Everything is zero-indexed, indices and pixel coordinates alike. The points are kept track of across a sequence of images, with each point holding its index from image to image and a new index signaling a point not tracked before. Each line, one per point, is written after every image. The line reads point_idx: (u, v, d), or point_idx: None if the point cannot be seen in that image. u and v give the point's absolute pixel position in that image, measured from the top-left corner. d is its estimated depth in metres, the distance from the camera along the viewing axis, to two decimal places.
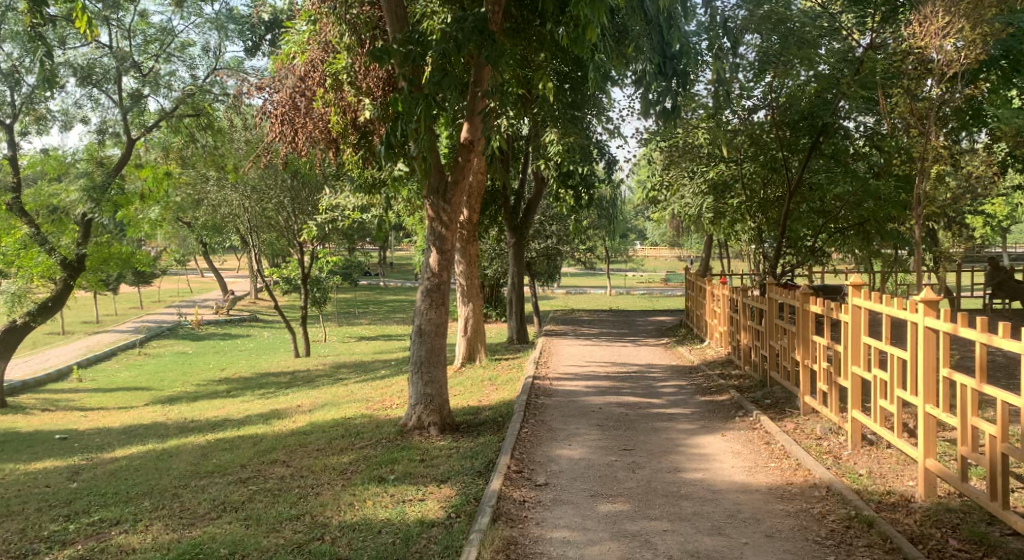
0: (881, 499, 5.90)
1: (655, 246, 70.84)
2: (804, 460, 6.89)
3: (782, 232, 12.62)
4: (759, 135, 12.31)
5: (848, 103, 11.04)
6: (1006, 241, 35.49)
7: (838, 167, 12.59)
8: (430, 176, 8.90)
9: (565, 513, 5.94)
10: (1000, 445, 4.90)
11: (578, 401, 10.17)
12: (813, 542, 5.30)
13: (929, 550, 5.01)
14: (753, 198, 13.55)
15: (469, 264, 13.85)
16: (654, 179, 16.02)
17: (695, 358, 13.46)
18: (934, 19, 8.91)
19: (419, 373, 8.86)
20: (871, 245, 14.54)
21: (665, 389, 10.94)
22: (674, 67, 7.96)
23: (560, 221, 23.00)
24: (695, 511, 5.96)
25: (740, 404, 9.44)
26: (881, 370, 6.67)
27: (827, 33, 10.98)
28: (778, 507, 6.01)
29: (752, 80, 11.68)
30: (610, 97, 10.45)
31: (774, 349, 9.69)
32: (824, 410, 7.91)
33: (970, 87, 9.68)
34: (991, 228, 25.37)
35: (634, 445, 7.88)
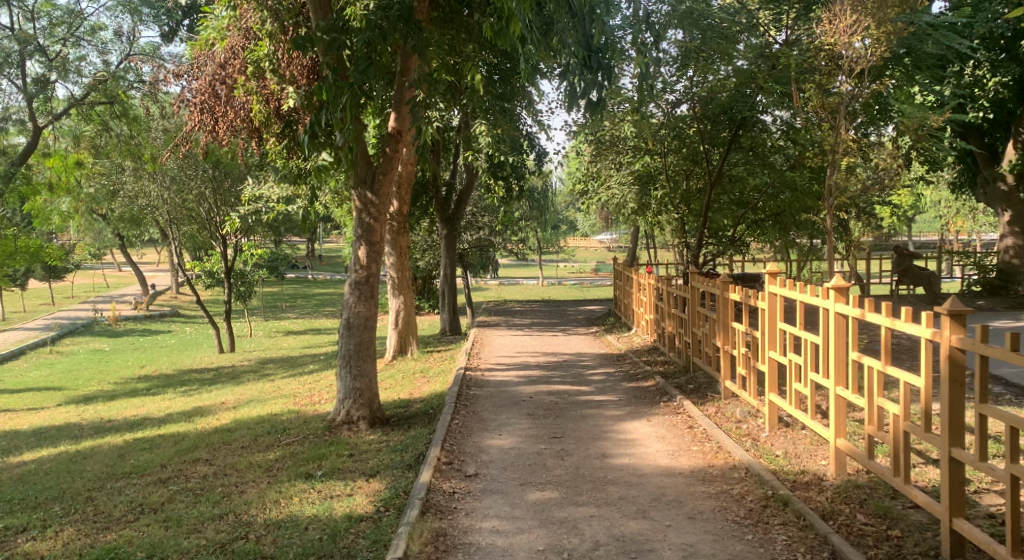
0: (796, 478, 6.16)
1: (584, 237, 71.72)
2: (724, 442, 7.14)
3: (703, 222, 13.04)
4: (681, 127, 12.59)
5: (766, 98, 11.50)
6: (912, 230, 37.30)
7: (756, 159, 13.01)
8: (357, 167, 8.80)
9: (494, 503, 6.01)
10: (902, 423, 5.17)
11: (508, 391, 10.26)
12: (732, 522, 5.50)
13: (839, 526, 5.26)
14: (677, 190, 13.93)
15: (400, 256, 13.88)
16: (583, 171, 16.29)
17: (623, 346, 13.74)
18: (843, 16, 9.39)
19: (348, 367, 8.79)
20: (787, 235, 15.12)
21: (593, 377, 11.13)
22: (599, 61, 7.95)
23: (491, 212, 23.09)
24: (621, 495, 6.11)
25: (665, 390, 9.69)
26: (796, 354, 6.93)
27: (746, 28, 11.38)
28: (700, 489, 6.21)
29: (675, 74, 11.99)
30: (539, 89, 10.50)
31: (696, 336, 9.97)
32: (744, 394, 8.18)
33: (875, 82, 10.11)
34: (898, 219, 26.63)
35: (562, 433, 8.01)
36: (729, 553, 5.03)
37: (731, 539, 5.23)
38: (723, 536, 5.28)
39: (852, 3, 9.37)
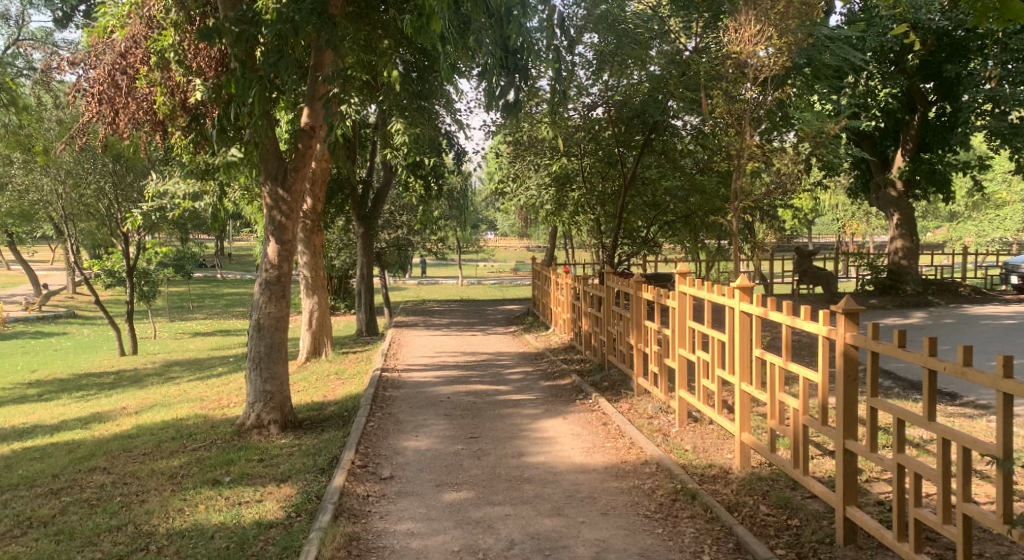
0: (704, 472, 6.35)
1: (502, 237, 72.00)
2: (636, 439, 7.30)
3: (618, 224, 13.31)
4: (595, 129, 12.90)
5: (676, 104, 11.75)
6: (813, 232, 38.99)
7: (666, 161, 13.42)
8: (268, 163, 8.60)
9: (409, 505, 5.97)
10: (801, 417, 5.38)
11: (425, 392, 10.20)
12: (643, 517, 5.63)
13: (743, 517, 5.44)
14: (594, 192, 14.08)
15: (314, 255, 13.60)
16: (501, 170, 16.30)
17: (540, 345, 13.88)
18: (748, 26, 9.74)
19: (258, 370, 8.56)
20: (697, 237, 15.50)
21: (511, 376, 11.19)
22: (515, 62, 8.08)
23: (410, 211, 22.87)
24: (536, 493, 6.17)
25: (581, 388, 9.83)
26: (704, 352, 7.13)
27: (658, 35, 11.41)
28: (613, 484, 6.33)
29: (590, 78, 12.21)
30: (456, 87, 10.46)
31: (611, 334, 10.15)
32: (655, 390, 8.38)
33: (777, 90, 10.54)
34: (800, 221, 27.80)
35: (479, 433, 8.02)
36: (640, 547, 5.14)
37: (642, 534, 5.35)
38: (635, 531, 5.40)
39: (756, 14, 9.74)
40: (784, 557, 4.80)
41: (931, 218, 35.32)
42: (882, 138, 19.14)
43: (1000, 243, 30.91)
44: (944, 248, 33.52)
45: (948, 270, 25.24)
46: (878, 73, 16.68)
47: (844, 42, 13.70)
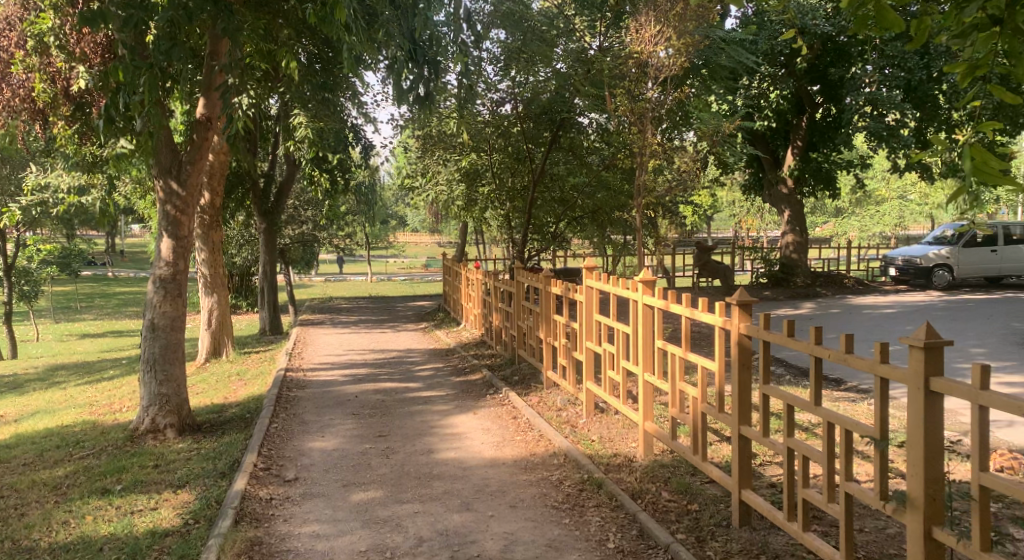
0: (609, 461, 6.49)
1: (411, 233, 71.53)
2: (545, 431, 7.38)
3: (527, 221, 13.44)
4: (505, 126, 12.95)
5: (582, 102, 11.94)
6: (712, 227, 40.43)
7: (573, 159, 13.68)
8: (161, 155, 8.26)
9: (315, 507, 5.85)
10: (699, 405, 5.56)
11: (332, 391, 10.02)
12: (551, 508, 5.70)
13: (646, 503, 5.58)
14: (503, 187, 14.11)
15: (212, 251, 13.09)
16: (410, 165, 16.14)
17: (451, 341, 13.85)
18: (649, 27, 10.04)
19: (152, 373, 8.21)
20: (603, 233, 15.41)
21: (421, 373, 11.14)
22: (426, 55, 7.87)
23: (315, 206, 22.39)
24: (445, 490, 6.15)
25: (491, 382, 9.88)
26: (609, 344, 7.27)
27: (563, 33, 11.73)
28: (522, 477, 6.39)
29: (498, 74, 12.32)
30: (362, 80, 10.30)
31: (521, 329, 10.22)
32: (563, 383, 8.50)
33: (678, 90, 10.85)
34: (700, 217, 28.78)
35: (388, 431, 7.93)
36: (547, 538, 5.20)
37: (550, 524, 5.42)
38: (543, 522, 5.46)
39: (656, 15, 10.04)
40: (685, 541, 4.93)
41: (819, 215, 37.13)
42: (773, 138, 19.93)
43: (879, 236, 32.82)
44: (830, 242, 35.33)
45: (834, 263, 26.63)
46: (770, 74, 17.22)
47: (738, 45, 14.25)
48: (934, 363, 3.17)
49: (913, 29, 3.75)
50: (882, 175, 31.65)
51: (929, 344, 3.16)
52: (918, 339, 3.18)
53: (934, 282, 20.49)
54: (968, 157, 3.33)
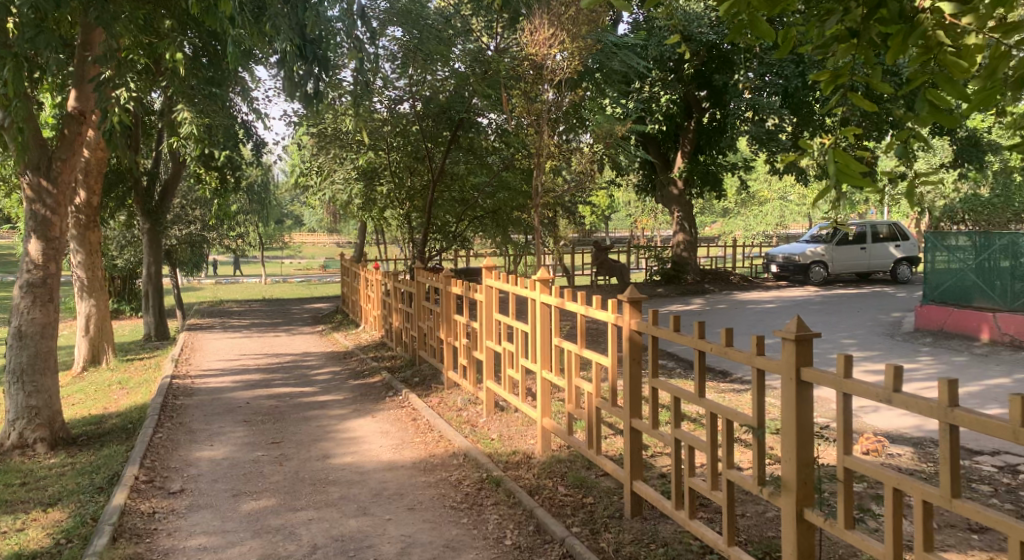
0: (508, 459, 6.53)
1: (308, 233, 69.99)
2: (445, 432, 7.36)
3: (427, 220, 13.36)
4: (405, 126, 12.93)
5: (480, 100, 12.01)
6: (609, 226, 41.38)
7: (473, 158, 13.71)
8: (28, 150, 7.67)
9: (202, 518, 5.63)
10: (594, 400, 5.67)
11: (222, 398, 9.67)
12: (449, 508, 5.69)
13: (543, 499, 5.64)
14: (401, 187, 13.93)
15: (90, 253, 12.36)
16: (303, 163, 15.77)
17: (349, 342, 13.63)
18: (542, 30, 10.10)
19: (19, 384, 7.71)
20: (504, 235, 15.17)
21: (317, 377, 10.90)
22: (315, 51, 7.71)
23: (204, 205, 21.57)
24: (341, 495, 6.05)
25: (390, 385, 9.77)
26: (509, 342, 7.31)
27: (460, 34, 11.74)
28: (421, 479, 6.35)
29: (396, 71, 12.17)
30: (252, 74, 9.99)
31: (422, 329, 10.16)
32: (464, 383, 8.49)
33: (572, 92, 11.04)
34: (597, 217, 29.46)
35: (282, 438, 7.72)
36: (445, 539, 5.18)
37: (447, 525, 5.41)
38: (441, 523, 5.44)
39: (550, 17, 10.14)
40: (579, 533, 5.01)
41: (708, 215, 38.55)
42: (664, 141, 20.50)
43: (762, 235, 34.39)
44: (719, 241, 36.82)
45: (722, 260, 27.74)
46: (659, 79, 17.77)
47: (630, 49, 14.66)
48: (804, 354, 3.35)
49: (783, 38, 3.93)
50: (765, 177, 33.15)
51: (800, 336, 3.35)
52: (790, 332, 3.36)
53: (811, 278, 21.63)
54: (832, 160, 3.55)
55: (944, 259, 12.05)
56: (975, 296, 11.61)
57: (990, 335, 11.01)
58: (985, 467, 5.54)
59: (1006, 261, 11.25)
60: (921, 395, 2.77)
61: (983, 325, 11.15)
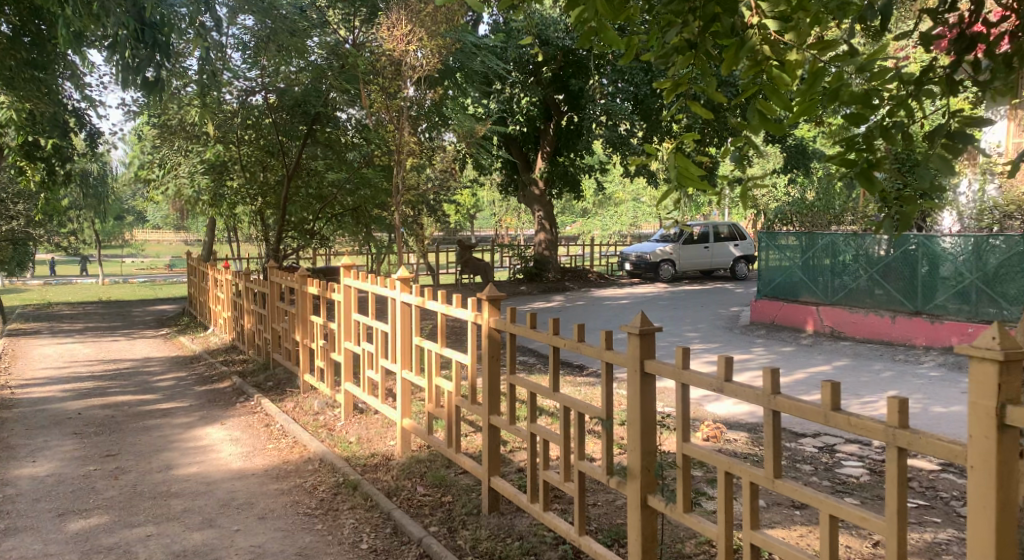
0: (366, 462, 6.44)
1: (156, 232, 66.15)
2: (300, 437, 7.16)
3: (282, 217, 12.95)
4: (256, 117, 12.56)
5: (337, 94, 11.86)
6: (472, 225, 41.72)
7: (331, 154, 13.31)
8: None
9: (22, 542, 5.20)
10: (453, 399, 5.67)
11: (49, 409, 8.95)
12: (303, 515, 5.55)
13: (400, 500, 5.60)
14: (253, 181, 13.37)
15: None
16: (144, 156, 14.80)
17: (197, 346, 12.96)
18: (400, 26, 9.96)
19: None
20: (366, 233, 14.86)
21: (160, 383, 10.31)
22: (155, 37, 7.24)
23: (29, 199, 19.87)
24: (184, 507, 5.76)
25: (241, 390, 9.39)
26: (368, 343, 7.18)
27: (317, 26, 11.42)
28: (273, 486, 6.15)
29: (247, 61, 11.74)
30: (83, 57, 9.28)
31: (276, 331, 9.83)
32: (320, 386, 8.28)
33: (432, 89, 10.96)
34: (460, 215, 29.65)
35: (118, 450, 7.24)
36: (297, 547, 5.04)
37: (301, 532, 5.27)
38: (293, 531, 5.29)
39: (407, 13, 10.03)
40: (437, 533, 5.02)
41: (567, 215, 39.55)
42: (524, 142, 20.78)
43: (617, 234, 35.71)
44: (578, 240, 37.94)
45: (580, 259, 28.57)
46: (519, 81, 18.03)
47: (489, 50, 14.82)
48: (648, 347, 3.53)
49: (630, 47, 4.13)
50: (619, 179, 34.48)
51: (644, 331, 3.51)
52: (635, 326, 3.52)
53: (661, 275, 22.65)
54: (674, 165, 3.73)
55: (776, 257, 12.97)
56: (801, 292, 12.54)
57: (814, 327, 12.08)
58: (807, 447, 6.04)
59: (827, 260, 12.10)
60: (748, 384, 2.98)
61: (809, 318, 12.22)
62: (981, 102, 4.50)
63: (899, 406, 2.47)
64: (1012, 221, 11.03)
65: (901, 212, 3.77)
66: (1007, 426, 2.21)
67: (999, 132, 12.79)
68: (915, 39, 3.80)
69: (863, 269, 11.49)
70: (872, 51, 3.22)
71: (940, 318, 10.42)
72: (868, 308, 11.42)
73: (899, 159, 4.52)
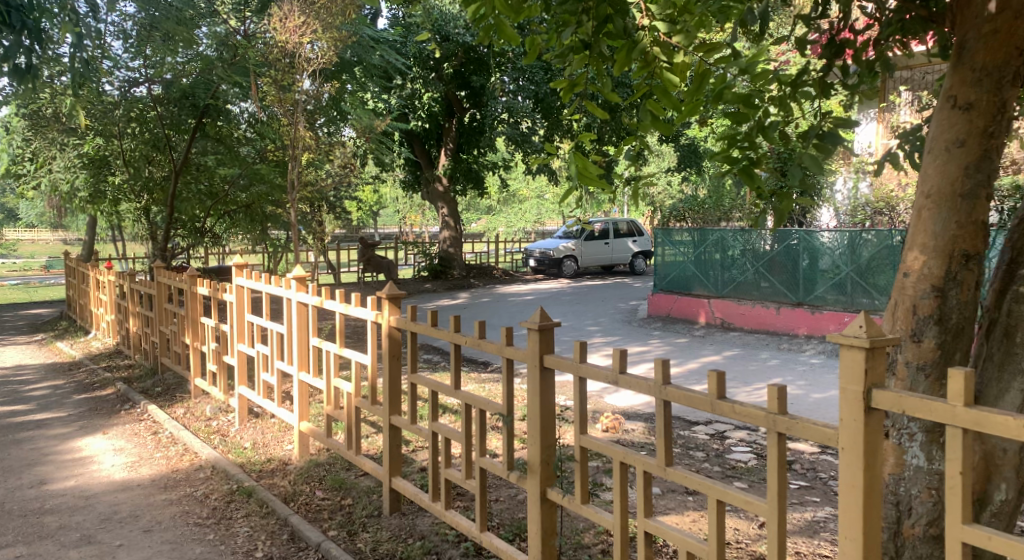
0: (262, 468, 6.25)
1: (34, 232, 62.19)
2: (190, 444, 6.89)
3: (169, 213, 12.40)
4: (141, 110, 11.79)
5: (228, 87, 11.46)
6: (374, 222, 41.20)
7: (222, 149, 12.84)
8: None
9: None
10: (353, 401, 5.57)
11: None
12: (193, 525, 5.34)
13: (298, 506, 5.46)
14: (137, 176, 12.70)
15: None
16: (14, 149, 13.84)
17: (78, 352, 12.26)
18: (293, 17, 9.71)
19: None
20: (262, 230, 14.41)
21: (35, 392, 9.69)
22: (24, 20, 6.75)
23: None
24: (61, 524, 5.43)
25: (126, 397, 8.94)
26: (263, 345, 6.95)
27: (206, 14, 11.10)
28: (160, 497, 5.89)
29: (128, 51, 11.14)
30: None
31: (164, 334, 9.41)
32: (212, 390, 7.98)
33: (327, 83, 10.68)
34: (362, 213, 29.22)
35: None
36: None
37: (190, 544, 5.06)
38: (182, 542, 5.09)
39: (300, 5, 9.77)
40: (336, 537, 4.92)
41: (472, 212, 39.58)
42: (426, 138, 20.66)
43: (521, 231, 36.01)
44: (483, 237, 38.02)
45: (485, 256, 28.63)
46: (420, 76, 17.92)
47: (387, 45, 14.67)
48: (547, 342, 3.57)
49: (529, 45, 4.13)
50: (523, 177, 34.76)
51: (543, 326, 3.55)
52: (534, 322, 3.55)
53: (564, 271, 22.94)
54: (572, 163, 3.77)
55: (670, 252, 13.35)
56: (694, 285, 12.97)
57: (706, 319, 12.52)
58: (700, 435, 6.25)
59: (717, 254, 12.56)
60: (641, 376, 3.05)
61: (701, 311, 12.65)
62: (852, 104, 4.76)
63: (779, 394, 2.58)
64: (881, 217, 11.72)
65: (780, 208, 3.95)
66: (874, 408, 2.35)
67: (869, 134, 13.62)
68: (791, 42, 3.99)
69: (750, 263, 11.98)
70: (753, 54, 3.32)
71: (820, 309, 10.99)
72: (755, 300, 11.92)
73: (780, 156, 4.72)
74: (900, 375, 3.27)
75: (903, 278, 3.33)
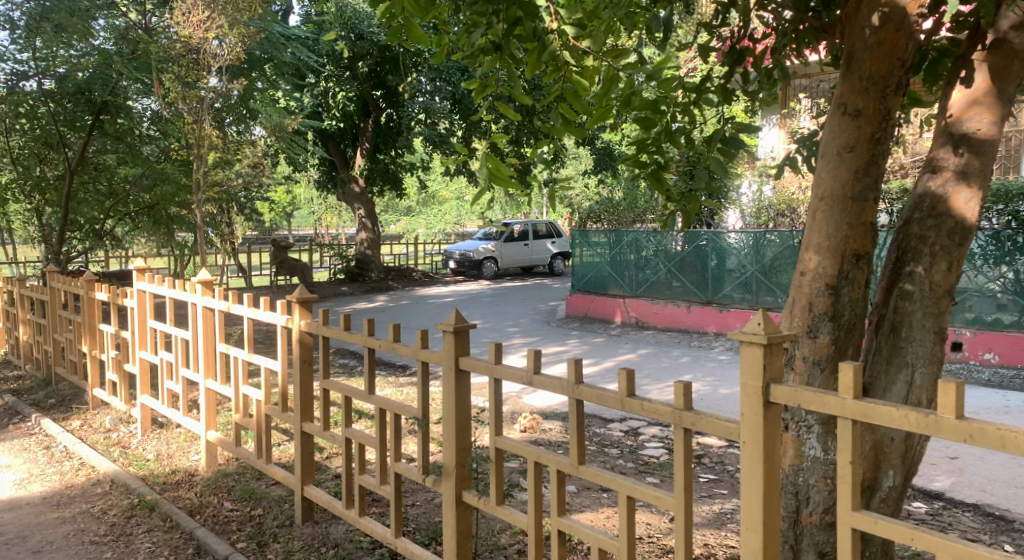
0: (166, 480, 6.01)
1: None
2: (88, 458, 6.56)
3: (65, 215, 11.78)
4: (30, 105, 11.07)
5: (128, 81, 11.11)
6: (289, 224, 40.28)
7: (122, 148, 12.11)
8: None
9: None
10: (263, 408, 5.40)
11: None
12: (89, 544, 5.08)
13: (205, 518, 5.27)
14: (27, 175, 12.00)
15: None
16: None
17: None
18: (195, 12, 9.38)
19: None
20: (169, 234, 13.86)
21: None
22: None
23: None
24: None
25: (16, 410, 8.45)
26: (168, 351, 6.67)
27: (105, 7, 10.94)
28: (53, 515, 5.59)
29: (16, 43, 10.51)
30: None
31: (58, 343, 8.93)
32: (112, 401, 7.63)
33: (234, 81, 10.36)
34: (275, 215, 28.55)
35: None
36: None
37: None
38: None
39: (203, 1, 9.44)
40: (244, 549, 4.76)
41: (391, 214, 39.22)
42: (341, 138, 20.35)
43: (440, 233, 35.89)
44: (402, 239, 37.73)
45: (404, 258, 28.40)
46: (333, 75, 17.65)
47: (299, 42, 14.40)
48: (462, 344, 3.54)
49: (440, 47, 4.11)
50: (441, 178, 34.67)
51: (458, 328, 3.52)
52: (449, 324, 3.52)
53: (483, 272, 22.94)
54: (484, 165, 3.76)
55: (587, 253, 13.53)
56: (610, 285, 13.17)
57: (622, 318, 12.74)
58: (615, 432, 6.34)
59: (632, 255, 12.79)
60: (555, 376, 3.06)
61: (617, 310, 12.86)
62: (754, 110, 4.89)
63: (684, 390, 2.63)
64: (784, 218, 12.17)
65: (687, 209, 4.03)
66: (772, 402, 2.42)
67: (771, 139, 14.25)
68: (695, 49, 4.07)
69: (663, 264, 12.25)
70: (658, 60, 3.39)
71: (728, 307, 11.33)
72: (668, 299, 12.20)
73: (687, 159, 4.81)
74: (798, 370, 3.40)
75: (800, 277, 3.45)
